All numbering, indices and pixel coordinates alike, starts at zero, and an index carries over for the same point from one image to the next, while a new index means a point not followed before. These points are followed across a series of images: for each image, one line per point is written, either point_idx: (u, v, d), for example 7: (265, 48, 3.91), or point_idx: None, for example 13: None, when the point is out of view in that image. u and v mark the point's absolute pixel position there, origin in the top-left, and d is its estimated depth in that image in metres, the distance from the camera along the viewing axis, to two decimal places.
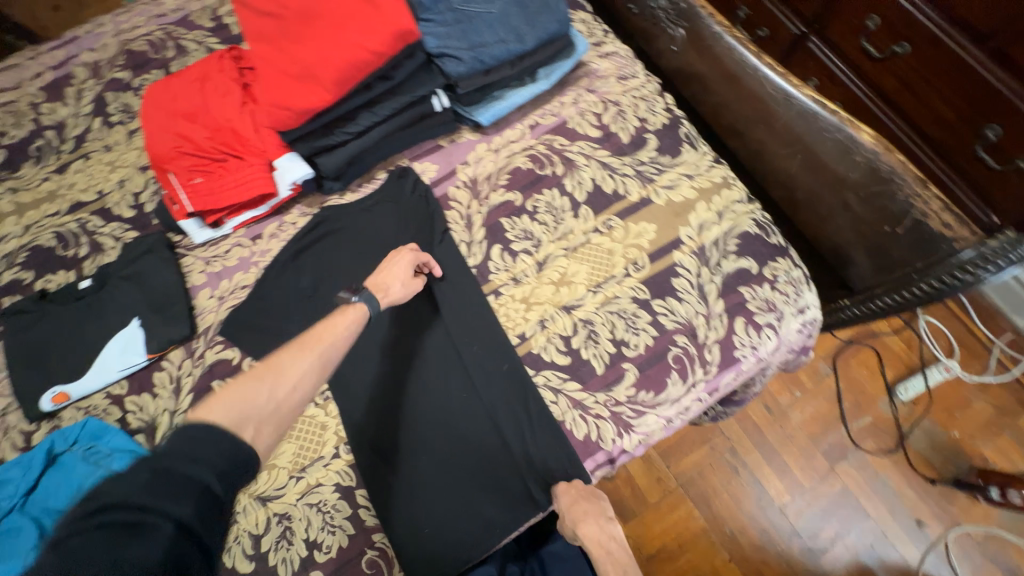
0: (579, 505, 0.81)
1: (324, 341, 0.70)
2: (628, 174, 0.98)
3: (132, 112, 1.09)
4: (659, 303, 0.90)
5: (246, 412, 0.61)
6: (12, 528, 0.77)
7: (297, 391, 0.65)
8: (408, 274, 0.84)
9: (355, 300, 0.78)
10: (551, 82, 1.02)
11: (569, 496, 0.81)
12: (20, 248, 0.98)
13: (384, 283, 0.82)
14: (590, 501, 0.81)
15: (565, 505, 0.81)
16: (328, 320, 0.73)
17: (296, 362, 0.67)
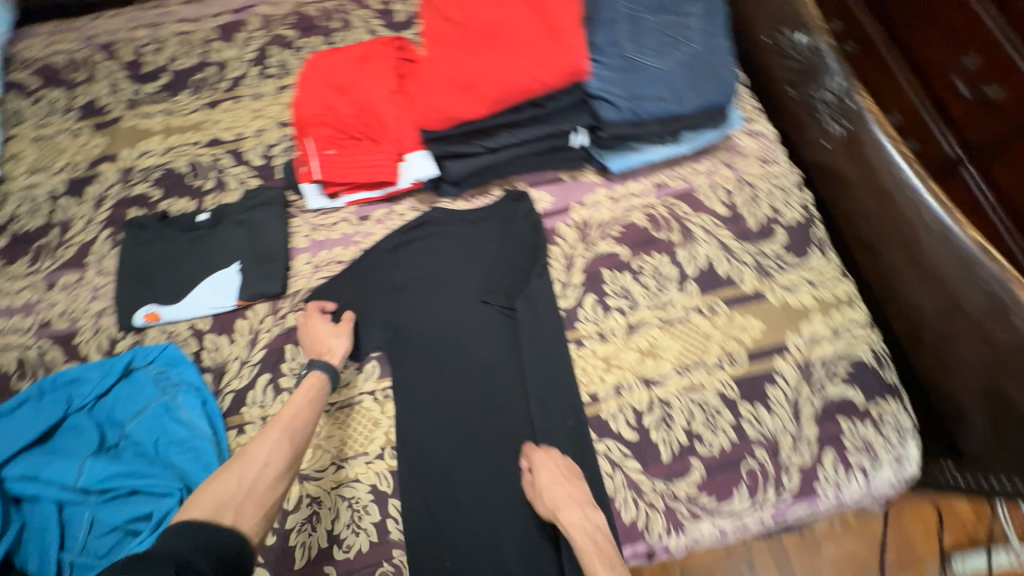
0: (560, 480, 0.76)
1: (286, 414, 0.75)
2: (746, 262, 0.93)
3: (287, 69, 1.14)
4: (746, 407, 0.84)
5: (223, 499, 0.63)
6: (78, 425, 0.83)
7: (270, 463, 0.69)
8: (333, 326, 0.87)
9: (307, 372, 0.81)
10: (692, 148, 0.98)
11: (552, 474, 0.76)
12: (157, 166, 1.06)
13: (325, 342, 0.85)
14: (574, 481, 0.77)
15: (547, 480, 0.76)
16: (289, 400, 0.78)
17: (262, 439, 0.71)
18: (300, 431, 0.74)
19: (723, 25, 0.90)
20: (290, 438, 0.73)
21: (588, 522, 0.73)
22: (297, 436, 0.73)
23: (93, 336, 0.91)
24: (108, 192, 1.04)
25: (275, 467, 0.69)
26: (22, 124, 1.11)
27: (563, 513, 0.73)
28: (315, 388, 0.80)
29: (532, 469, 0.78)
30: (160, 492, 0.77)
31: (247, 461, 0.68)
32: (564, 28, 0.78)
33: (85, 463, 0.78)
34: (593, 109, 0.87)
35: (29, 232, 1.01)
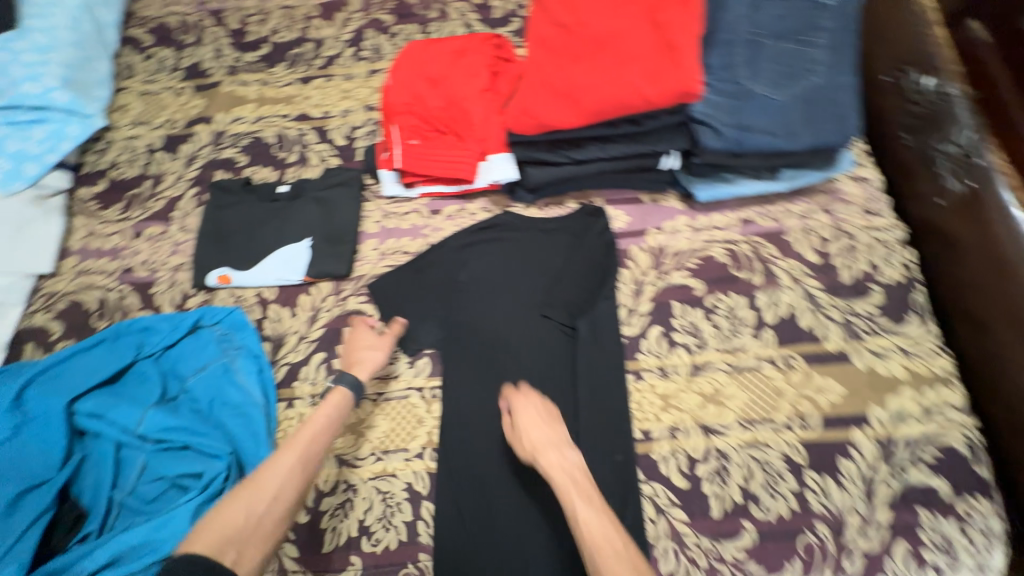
0: (539, 421, 0.75)
1: (302, 437, 0.70)
2: (833, 318, 0.85)
3: (380, 54, 1.15)
4: (812, 476, 0.77)
5: (229, 536, 0.61)
6: (144, 373, 0.87)
7: (279, 498, 0.65)
8: (376, 336, 0.85)
9: (333, 386, 0.78)
10: (790, 187, 0.91)
11: (530, 412, 0.76)
12: (246, 134, 1.09)
13: (360, 355, 0.82)
14: (554, 423, 0.76)
15: (526, 419, 0.75)
16: (309, 419, 0.73)
17: (274, 465, 0.67)
18: (316, 457, 0.70)
19: (851, 58, 0.82)
20: (303, 465, 0.68)
21: (566, 462, 0.72)
22: (310, 463, 0.69)
23: (169, 288, 0.96)
24: (199, 152, 1.08)
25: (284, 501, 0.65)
26: (132, 78, 1.18)
27: (542, 450, 0.72)
28: (336, 404, 0.75)
29: (512, 409, 0.77)
30: (209, 451, 0.79)
31: (256, 491, 0.65)
32: (681, 45, 0.73)
33: (146, 412, 0.82)
34: (693, 133, 0.82)
35: (125, 180, 1.07)
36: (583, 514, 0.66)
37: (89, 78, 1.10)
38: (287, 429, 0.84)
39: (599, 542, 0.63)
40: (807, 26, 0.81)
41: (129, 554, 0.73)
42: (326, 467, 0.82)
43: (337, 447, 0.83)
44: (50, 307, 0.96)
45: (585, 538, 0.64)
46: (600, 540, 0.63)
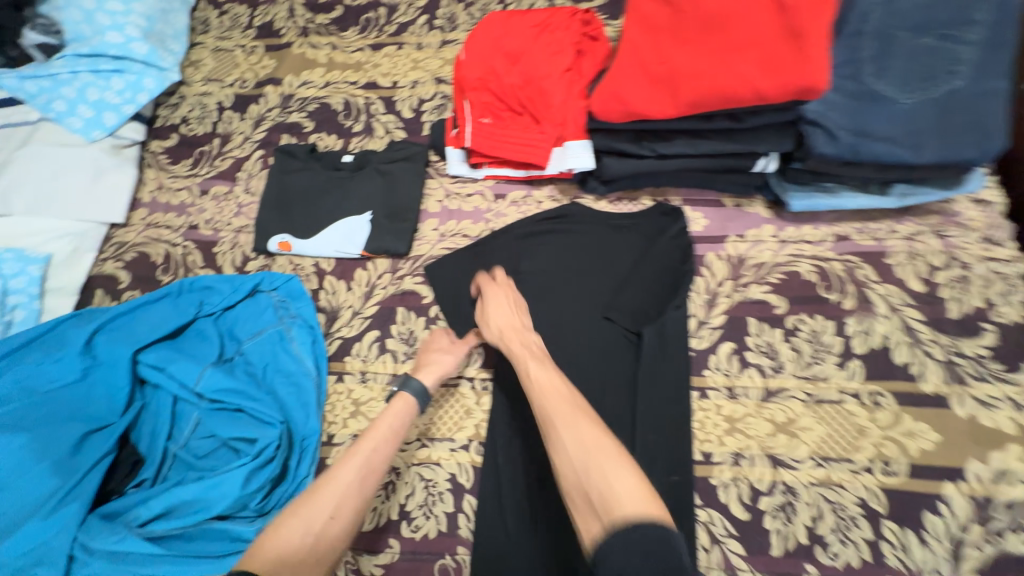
0: (506, 305, 0.78)
1: (362, 449, 0.67)
2: (934, 356, 0.76)
3: (454, 23, 1.09)
4: (891, 528, 0.69)
5: (285, 557, 0.57)
6: (205, 331, 0.88)
7: (337, 516, 0.62)
8: (449, 341, 0.82)
9: (397, 392, 0.75)
10: (900, 205, 0.81)
11: (497, 296, 0.78)
12: (314, 98, 1.07)
13: (431, 358, 0.79)
14: (521, 310, 0.79)
15: (495, 304, 0.77)
16: (371, 428, 0.70)
17: (334, 477, 0.64)
18: (376, 470, 0.66)
19: (1007, 59, 0.69)
20: (362, 479, 0.65)
21: (527, 339, 0.75)
22: (370, 476, 0.66)
23: (231, 249, 0.97)
24: (268, 114, 1.07)
25: (342, 518, 0.62)
26: (206, 33, 1.17)
27: (507, 329, 0.75)
28: (400, 413, 0.72)
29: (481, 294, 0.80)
30: (261, 417, 0.79)
31: (315, 503, 0.62)
32: (809, 33, 0.63)
33: (205, 370, 0.82)
34: (802, 135, 0.73)
35: (195, 137, 1.07)
36: (537, 373, 0.69)
37: (167, 30, 1.10)
38: (336, 403, 0.85)
39: (550, 393, 0.66)
40: (957, 17, 0.69)
41: (183, 507, 0.74)
42: None
43: None
44: (121, 256, 0.98)
45: (539, 393, 0.66)
46: (552, 392, 0.66)
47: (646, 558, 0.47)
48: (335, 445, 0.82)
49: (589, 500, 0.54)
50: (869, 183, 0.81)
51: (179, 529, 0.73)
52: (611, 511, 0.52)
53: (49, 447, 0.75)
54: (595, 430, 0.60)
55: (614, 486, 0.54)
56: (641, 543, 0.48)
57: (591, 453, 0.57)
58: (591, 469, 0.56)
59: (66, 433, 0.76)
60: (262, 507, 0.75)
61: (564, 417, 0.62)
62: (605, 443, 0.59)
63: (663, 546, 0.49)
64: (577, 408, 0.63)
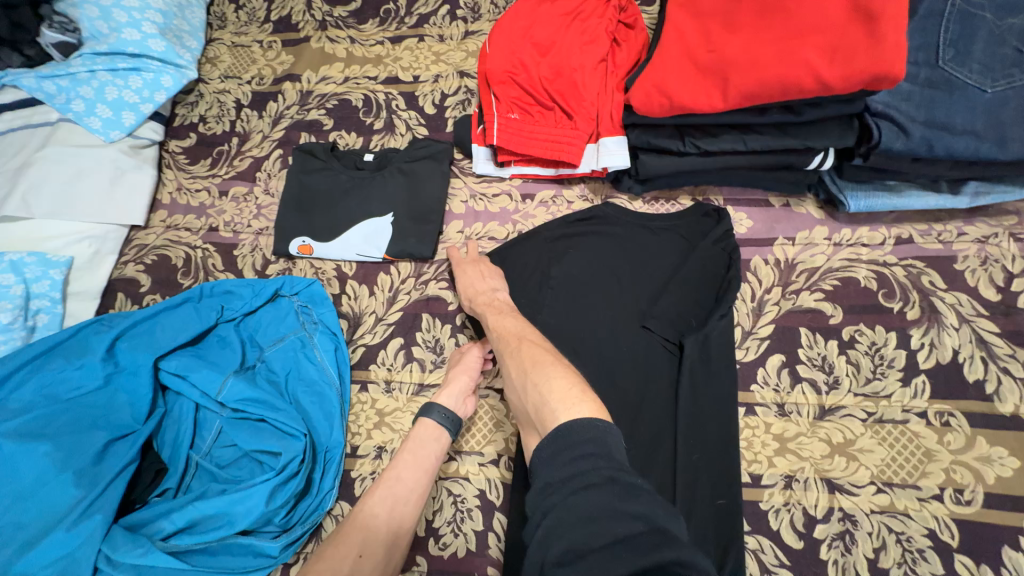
0: (472, 271, 0.80)
1: (385, 483, 0.66)
2: (1014, 372, 0.69)
3: (478, 13, 1.03)
4: (964, 563, 0.63)
5: None
6: (226, 337, 0.85)
7: (365, 554, 0.59)
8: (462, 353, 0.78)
9: (420, 417, 0.72)
10: (972, 205, 0.74)
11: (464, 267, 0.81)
12: (333, 95, 1.03)
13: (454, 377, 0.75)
14: (489, 274, 0.80)
15: (463, 277, 0.80)
16: (397, 458, 0.69)
17: (363, 511, 0.63)
18: (404, 500, 0.65)
19: None
20: (390, 512, 0.64)
21: (492, 296, 0.76)
22: (398, 507, 0.64)
23: (251, 252, 0.94)
24: (286, 112, 1.04)
25: (370, 558, 0.60)
26: (223, 28, 1.14)
27: (474, 293, 0.77)
28: (428, 441, 0.70)
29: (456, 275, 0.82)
30: (284, 428, 0.75)
31: (340, 538, 0.61)
32: (885, 15, 0.56)
33: (227, 380, 0.79)
34: (866, 129, 0.66)
35: (213, 136, 1.04)
36: (495, 323, 0.71)
37: (183, 26, 1.07)
38: (360, 412, 0.82)
39: (503, 337, 0.68)
40: None
41: (205, 522, 0.71)
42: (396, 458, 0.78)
43: None
44: (141, 259, 0.96)
45: (495, 339, 0.69)
46: (504, 334, 0.68)
47: (574, 452, 0.47)
48: (360, 457, 0.79)
49: (530, 416, 0.56)
50: (937, 181, 0.74)
51: (202, 543, 0.71)
52: (544, 417, 0.53)
53: (70, 457, 0.73)
54: (537, 354, 0.62)
55: (546, 395, 0.55)
56: (569, 440, 0.48)
57: (528, 373, 0.60)
58: (529, 387, 0.58)
59: (88, 442, 0.74)
60: (286, 521, 0.72)
61: (509, 350, 0.65)
62: (543, 362, 0.60)
63: (595, 438, 0.48)
64: (523, 340, 0.65)
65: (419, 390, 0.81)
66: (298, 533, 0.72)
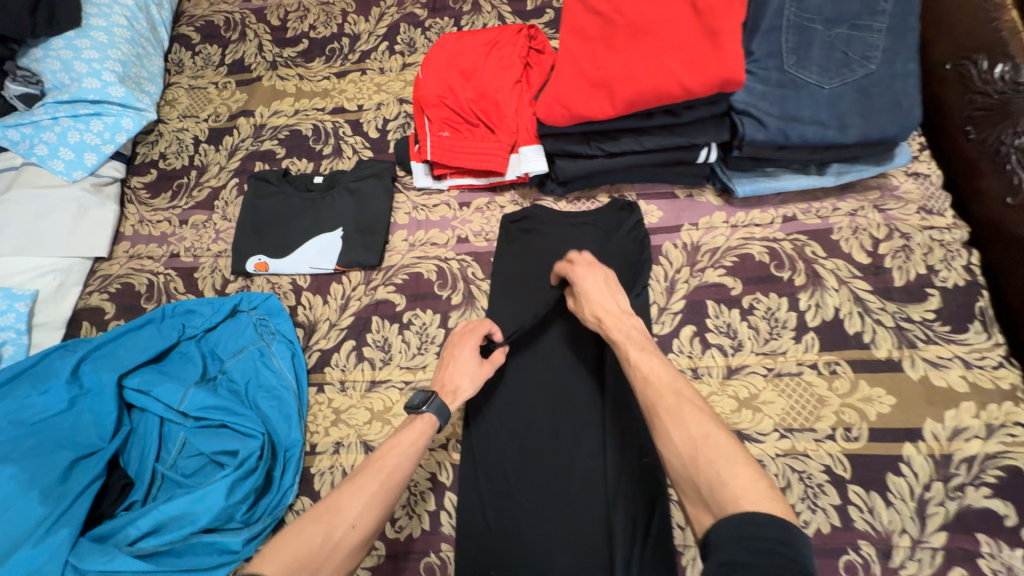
0: (598, 286, 0.76)
1: (386, 464, 0.66)
2: (884, 322, 0.80)
3: (413, 47, 1.15)
4: (857, 491, 0.72)
5: (301, 564, 0.55)
6: (188, 353, 0.91)
7: (357, 526, 0.61)
8: (476, 364, 0.77)
9: (421, 408, 0.73)
10: (838, 182, 0.86)
11: (592, 278, 0.76)
12: (285, 126, 1.12)
13: (454, 383, 0.76)
14: (614, 289, 0.76)
15: (591, 287, 0.75)
16: (388, 441, 0.69)
17: (354, 489, 0.63)
18: (395, 482, 0.66)
19: (914, 43, 0.76)
20: (383, 488, 0.65)
21: (629, 325, 0.72)
22: (388, 487, 0.65)
23: (211, 274, 1.00)
24: (241, 144, 1.12)
25: (360, 530, 0.61)
26: (181, 73, 1.24)
27: (607, 315, 0.73)
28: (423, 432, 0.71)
29: (573, 278, 0.77)
30: (244, 430, 0.80)
31: (339, 511, 0.61)
32: (724, 32, 0.70)
33: (189, 390, 0.84)
34: (735, 125, 0.79)
35: (173, 170, 1.12)
36: (639, 360, 0.67)
37: (142, 73, 1.16)
38: (318, 413, 0.87)
39: (654, 387, 0.64)
40: (865, 9, 0.76)
41: (170, 523, 0.75)
42: (353, 451, 0.84)
43: (365, 433, 0.84)
44: (105, 288, 1.01)
45: (643, 384, 0.65)
46: (654, 382, 0.64)
47: (764, 546, 0.45)
48: (318, 454, 0.84)
49: (697, 489, 0.54)
50: (807, 165, 0.87)
51: (167, 545, 0.74)
52: (721, 500, 0.51)
53: (37, 476, 0.76)
54: (705, 423, 0.58)
55: (726, 478, 0.52)
56: (758, 531, 0.46)
57: (698, 445, 0.56)
58: (700, 461, 0.55)
59: (54, 461, 0.78)
60: (248, 517, 0.77)
61: (667, 408, 0.60)
62: (717, 440, 0.56)
63: (780, 534, 0.46)
64: (681, 398, 0.61)
65: (372, 386, 0.88)
66: (260, 527, 0.77)
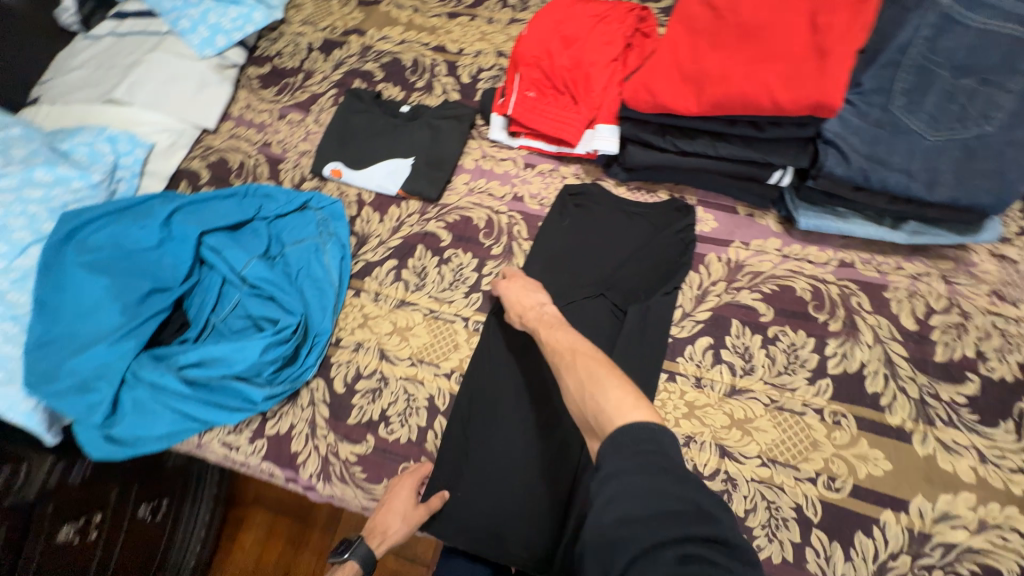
0: (515, 291, 0.84)
1: None
2: (908, 391, 0.78)
3: (527, 5, 1.18)
4: (819, 537, 0.72)
5: None
6: (256, 230, 1.02)
7: None
8: (407, 509, 0.78)
9: (346, 554, 0.80)
10: (909, 241, 0.84)
11: (509, 286, 0.85)
12: (388, 52, 1.20)
13: (384, 524, 0.78)
14: (531, 290, 0.84)
15: (510, 293, 0.84)
16: None
17: None
18: None
19: None
20: None
21: (541, 311, 0.80)
22: None
23: (293, 169, 1.12)
24: (347, 59, 1.21)
25: None
26: None
27: (523, 309, 0.82)
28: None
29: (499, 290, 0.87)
30: (286, 305, 0.93)
31: None
32: (833, 54, 0.70)
33: (252, 261, 0.96)
34: (818, 153, 0.77)
35: (284, 69, 1.23)
36: (547, 337, 0.75)
37: None
38: (349, 313, 0.97)
39: (557, 350, 0.72)
40: (1004, 65, 0.70)
41: (211, 363, 0.88)
42: (369, 355, 0.93)
43: (384, 342, 0.94)
44: (205, 157, 1.15)
45: (549, 351, 0.73)
46: (558, 347, 0.72)
47: (636, 450, 0.53)
48: (340, 347, 0.94)
49: (588, 421, 0.62)
50: (882, 216, 0.85)
51: (205, 378, 0.87)
52: (602, 424, 0.59)
53: (123, 292, 0.91)
54: (589, 364, 0.67)
55: (602, 403, 0.60)
56: (632, 438, 0.55)
57: (585, 387, 0.64)
58: (586, 397, 0.63)
59: (137, 285, 0.92)
60: (272, 378, 0.88)
61: (564, 363, 0.69)
62: (596, 374, 0.64)
63: (652, 438, 0.55)
64: (575, 353, 0.69)
65: (400, 305, 0.96)
66: (280, 390, 0.89)
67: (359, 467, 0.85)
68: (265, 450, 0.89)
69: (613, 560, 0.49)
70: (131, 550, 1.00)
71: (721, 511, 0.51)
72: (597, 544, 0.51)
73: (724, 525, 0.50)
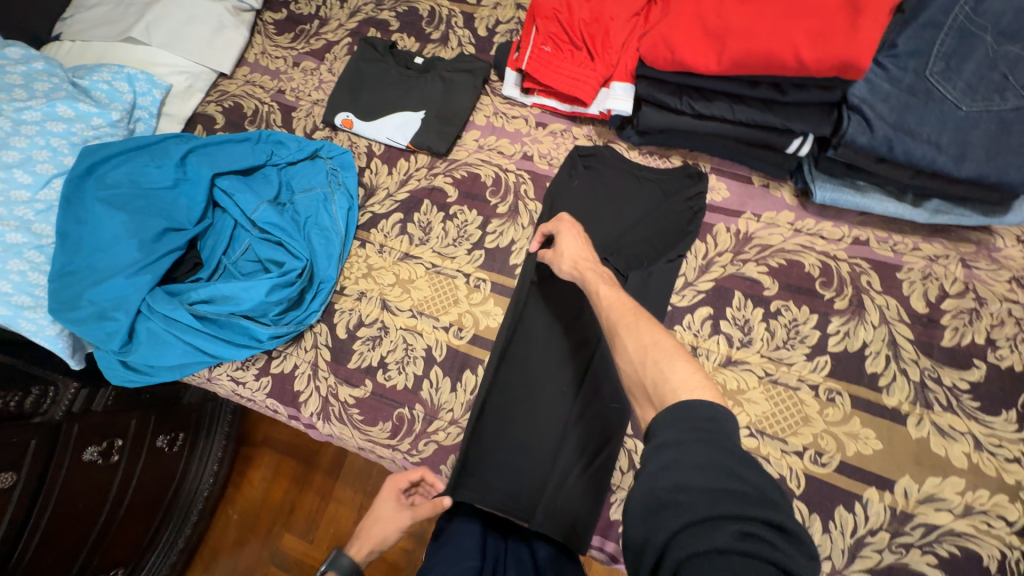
0: (574, 240, 0.82)
1: None
2: (909, 373, 0.76)
3: None
4: (799, 508, 0.73)
5: None
6: (267, 176, 1.03)
7: None
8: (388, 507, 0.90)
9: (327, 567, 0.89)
10: (929, 220, 0.81)
11: (569, 232, 0.83)
12: (405, 2, 1.17)
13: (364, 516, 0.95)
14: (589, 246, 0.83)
15: (569, 243, 0.81)
16: None
17: None
18: None
19: None
20: None
21: (600, 268, 0.79)
22: None
23: (305, 117, 1.12)
24: (363, 8, 1.18)
25: None
26: None
27: (582, 261, 0.79)
28: None
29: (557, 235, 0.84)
30: (293, 251, 0.95)
31: None
32: (867, 9, 0.66)
33: (261, 205, 0.97)
34: (840, 121, 0.74)
35: (300, 15, 1.21)
36: (607, 293, 0.72)
37: None
38: (354, 263, 0.99)
39: (616, 307, 0.69)
40: None
41: (221, 300, 0.92)
42: (372, 304, 0.95)
43: (386, 293, 0.95)
44: (221, 102, 1.16)
45: (605, 310, 0.70)
46: (617, 306, 0.70)
47: (700, 423, 0.50)
48: (344, 295, 0.97)
49: (645, 389, 0.59)
50: (903, 192, 0.82)
51: (215, 315, 0.91)
52: (664, 394, 0.56)
53: (139, 228, 0.94)
54: (657, 334, 0.63)
55: (667, 373, 0.58)
56: (691, 414, 0.51)
57: (649, 352, 0.61)
58: (649, 363, 0.60)
59: (152, 223, 0.95)
60: (277, 319, 0.92)
61: (625, 324, 0.66)
62: (665, 345, 0.61)
63: (713, 417, 0.50)
64: (640, 317, 0.67)
65: (403, 258, 0.97)
66: (284, 331, 0.91)
67: (357, 409, 0.89)
68: (269, 387, 0.93)
69: (659, 524, 0.45)
70: (150, 473, 1.07)
71: (783, 500, 0.46)
72: (644, 507, 0.47)
73: (786, 515, 0.45)
